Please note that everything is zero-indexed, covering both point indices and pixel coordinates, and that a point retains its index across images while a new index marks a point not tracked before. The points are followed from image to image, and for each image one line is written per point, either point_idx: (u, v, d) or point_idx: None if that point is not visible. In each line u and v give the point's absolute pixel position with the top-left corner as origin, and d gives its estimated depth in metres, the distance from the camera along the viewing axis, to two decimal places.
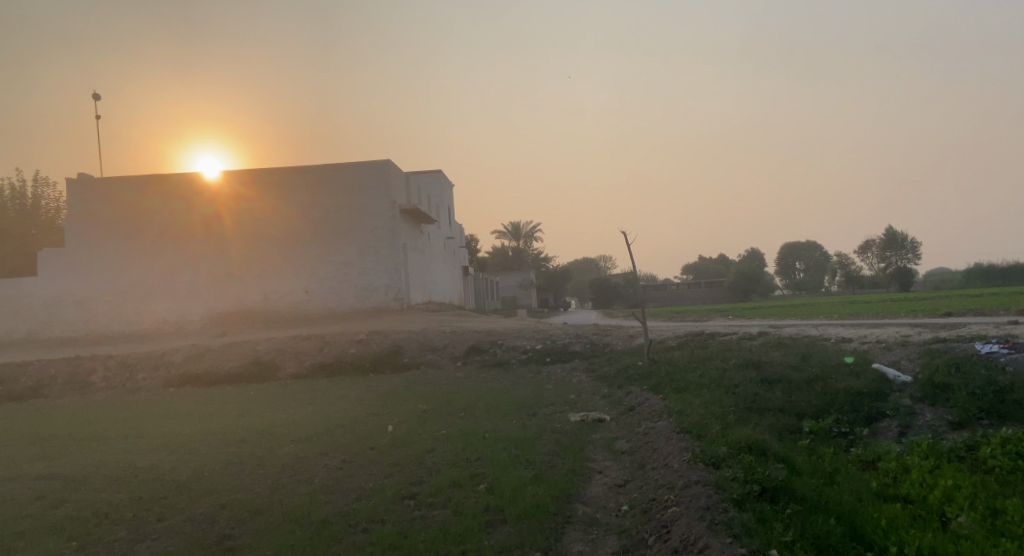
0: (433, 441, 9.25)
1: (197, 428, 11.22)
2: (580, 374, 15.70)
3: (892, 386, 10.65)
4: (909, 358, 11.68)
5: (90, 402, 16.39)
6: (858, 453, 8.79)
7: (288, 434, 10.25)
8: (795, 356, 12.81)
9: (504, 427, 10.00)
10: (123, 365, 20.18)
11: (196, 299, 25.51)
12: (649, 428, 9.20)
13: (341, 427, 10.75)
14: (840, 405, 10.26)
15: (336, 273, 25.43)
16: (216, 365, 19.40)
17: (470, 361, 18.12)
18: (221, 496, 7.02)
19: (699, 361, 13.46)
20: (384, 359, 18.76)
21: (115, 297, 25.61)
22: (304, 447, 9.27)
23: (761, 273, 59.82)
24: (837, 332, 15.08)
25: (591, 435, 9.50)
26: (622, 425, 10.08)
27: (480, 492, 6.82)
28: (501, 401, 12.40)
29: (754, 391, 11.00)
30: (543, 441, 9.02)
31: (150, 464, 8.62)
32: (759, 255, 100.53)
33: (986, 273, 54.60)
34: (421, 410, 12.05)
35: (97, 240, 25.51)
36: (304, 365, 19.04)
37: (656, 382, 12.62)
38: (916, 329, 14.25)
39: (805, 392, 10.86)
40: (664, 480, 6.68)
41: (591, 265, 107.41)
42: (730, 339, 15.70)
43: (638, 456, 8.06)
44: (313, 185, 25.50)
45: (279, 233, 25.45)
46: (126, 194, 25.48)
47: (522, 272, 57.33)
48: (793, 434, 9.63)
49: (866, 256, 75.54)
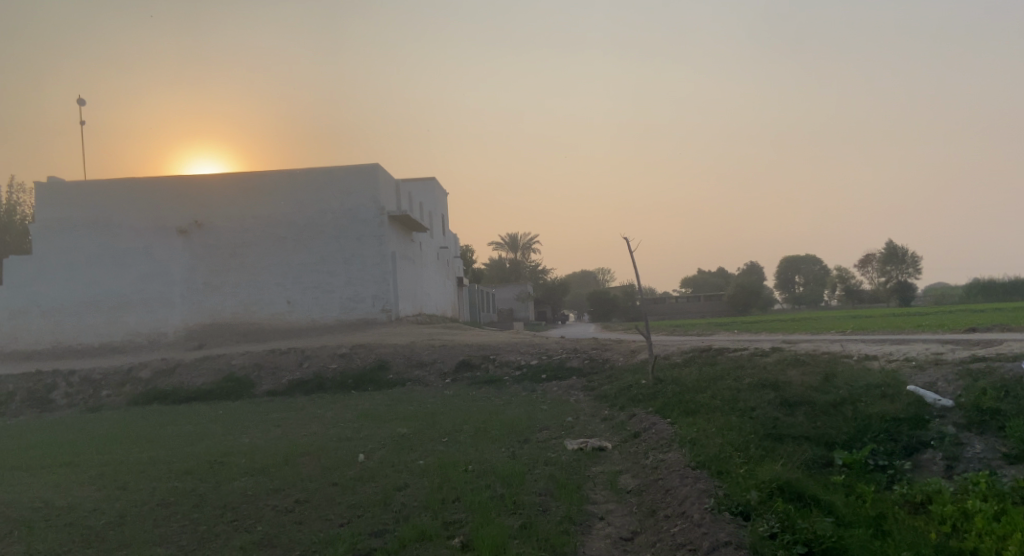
0: (405, 476, 7.96)
1: (142, 455, 9.89)
2: (578, 393, 14.43)
3: (932, 412, 9.35)
4: (947, 379, 10.37)
5: (43, 423, 15.03)
6: (902, 493, 7.51)
7: (241, 465, 8.91)
8: (817, 375, 11.50)
9: (491, 457, 8.71)
10: (87, 381, 18.84)
11: (172, 311, 24.12)
12: (658, 461, 7.90)
13: (305, 455, 9.43)
14: (874, 434, 8.96)
15: (320, 283, 24.07)
16: (187, 382, 18.05)
17: (461, 378, 16.83)
18: (133, 552, 5.76)
19: (711, 380, 12.17)
20: (367, 376, 17.45)
21: (86, 309, 24.26)
22: (256, 482, 7.96)
23: (761, 287, 58.61)
24: (859, 348, 13.80)
25: (590, 468, 8.20)
26: (626, 455, 8.80)
27: (453, 550, 5.55)
28: (488, 424, 11.09)
29: (773, 415, 9.72)
30: (533, 477, 7.71)
31: (66, 503, 7.33)
32: (758, 268, 99.57)
33: (987, 288, 53.56)
34: (400, 434, 10.74)
35: (69, 246, 24.29)
36: (281, 382, 17.69)
37: (662, 404, 11.30)
38: (947, 346, 12.97)
39: (832, 417, 9.56)
40: (683, 538, 5.40)
41: (589, 278, 106.42)
42: (740, 355, 14.38)
43: (647, 498, 6.78)
44: (299, 191, 24.27)
45: (262, 241, 24.17)
46: (101, 199, 24.24)
47: (518, 284, 56.04)
48: (824, 468, 8.35)
49: (866, 271, 74.52)
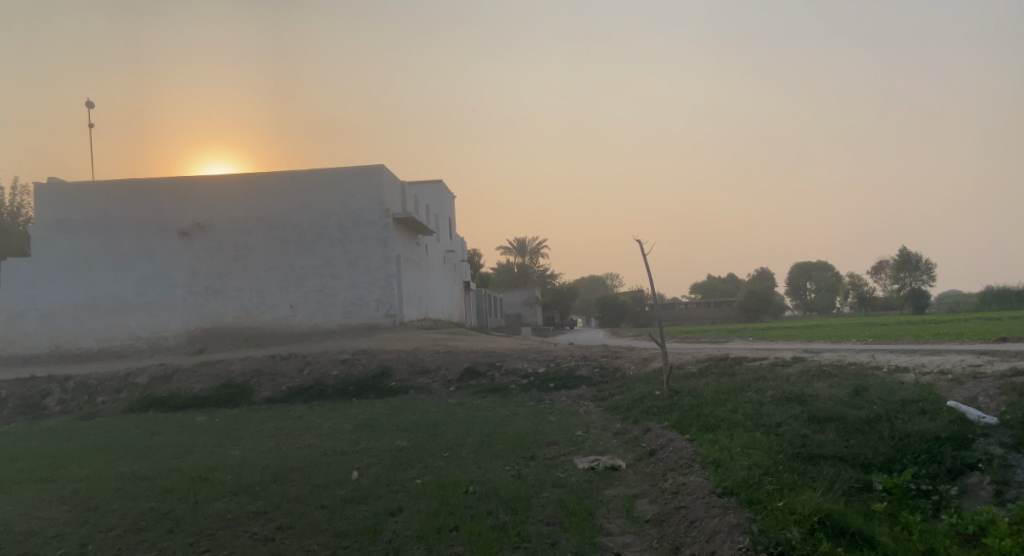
0: (400, 497, 7.28)
1: (122, 470, 9.25)
2: (587, 403, 13.70)
3: (975, 430, 8.53)
4: (989, 394, 9.55)
5: (31, 431, 14.43)
6: (952, 523, 6.74)
7: (226, 482, 8.27)
8: (846, 387, 10.71)
9: (494, 477, 8.02)
10: (81, 387, 18.24)
11: (172, 315, 23.54)
12: (679, 485, 7.17)
13: (296, 472, 8.76)
14: (914, 455, 8.19)
15: (323, 286, 23.45)
16: (184, 388, 17.44)
17: (465, 386, 16.14)
18: None
19: (731, 391, 11.42)
20: (369, 383, 16.78)
21: (85, 312, 23.75)
22: (239, 503, 7.30)
23: (773, 293, 57.57)
24: (888, 359, 12.99)
25: (604, 491, 7.48)
26: (643, 477, 8.09)
27: None
28: (493, 438, 10.38)
29: (801, 432, 8.96)
30: (540, 501, 7.02)
31: (29, 529, 6.69)
32: (769, 274, 98.55)
33: (1001, 296, 52.43)
34: (399, 449, 10.04)
35: (68, 248, 23.80)
36: (281, 389, 17.03)
37: (679, 419, 10.55)
38: (983, 359, 12.11)
39: (865, 435, 8.79)
40: None
41: (597, 284, 105.71)
42: (760, 365, 13.59)
43: (668, 531, 6.09)
44: (302, 192, 23.68)
45: (264, 244, 23.58)
46: (102, 201, 23.75)
47: (526, 289, 55.26)
48: (861, 493, 7.60)
49: (878, 277, 73.36)
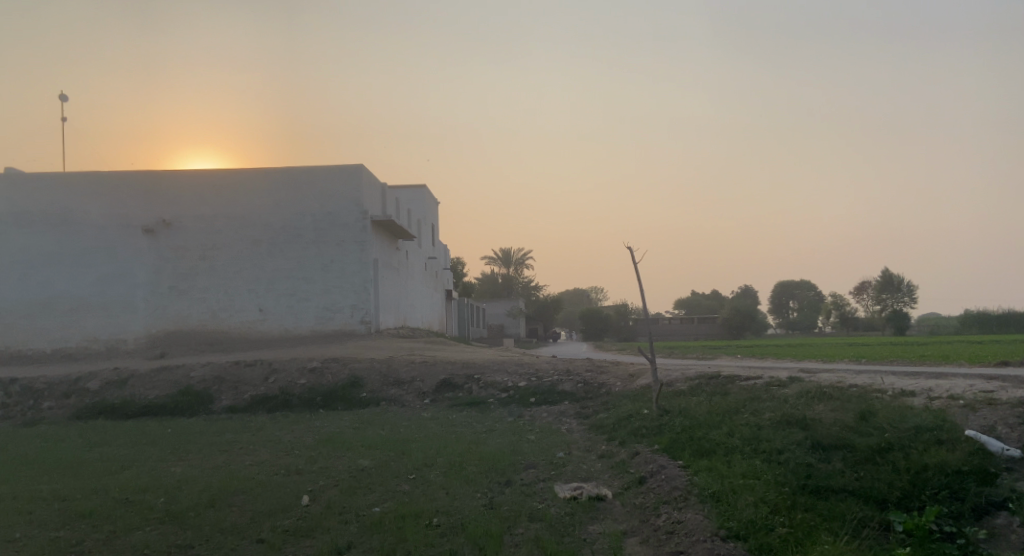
0: (352, 529, 6.32)
1: (39, 489, 8.14)
2: (569, 421, 12.73)
3: (997, 464, 7.64)
4: (1008, 423, 8.70)
5: None
6: None
7: (157, 506, 7.23)
8: (851, 410, 9.80)
9: (463, 507, 7.05)
10: (27, 391, 17.04)
11: (133, 316, 22.32)
12: (673, 523, 6.23)
13: (238, 495, 7.71)
14: (934, 492, 7.26)
15: (296, 290, 22.38)
16: (139, 395, 16.30)
17: (441, 400, 15.14)
18: None
19: (725, 413, 10.48)
20: (338, 394, 15.72)
21: (41, 311, 22.49)
22: (161, 534, 6.27)
23: (757, 311, 56.99)
24: (891, 381, 12.13)
25: (588, 528, 6.51)
26: (631, 510, 7.10)
27: None
28: (465, 458, 9.38)
29: (806, 462, 8.05)
30: (513, 540, 6.03)
31: None
32: (753, 292, 98.39)
33: (983, 319, 52.20)
34: (360, 469, 9.00)
35: (26, 242, 22.56)
36: (243, 398, 15.94)
37: (670, 442, 9.62)
38: (994, 384, 11.22)
39: (876, 467, 7.86)
40: None
41: (580, 297, 105.16)
42: (755, 385, 12.69)
43: None
44: (276, 191, 22.64)
45: (235, 244, 22.46)
46: (63, 194, 22.53)
47: (510, 299, 54.26)
48: (877, 537, 6.69)
49: (861, 298, 73.23)
